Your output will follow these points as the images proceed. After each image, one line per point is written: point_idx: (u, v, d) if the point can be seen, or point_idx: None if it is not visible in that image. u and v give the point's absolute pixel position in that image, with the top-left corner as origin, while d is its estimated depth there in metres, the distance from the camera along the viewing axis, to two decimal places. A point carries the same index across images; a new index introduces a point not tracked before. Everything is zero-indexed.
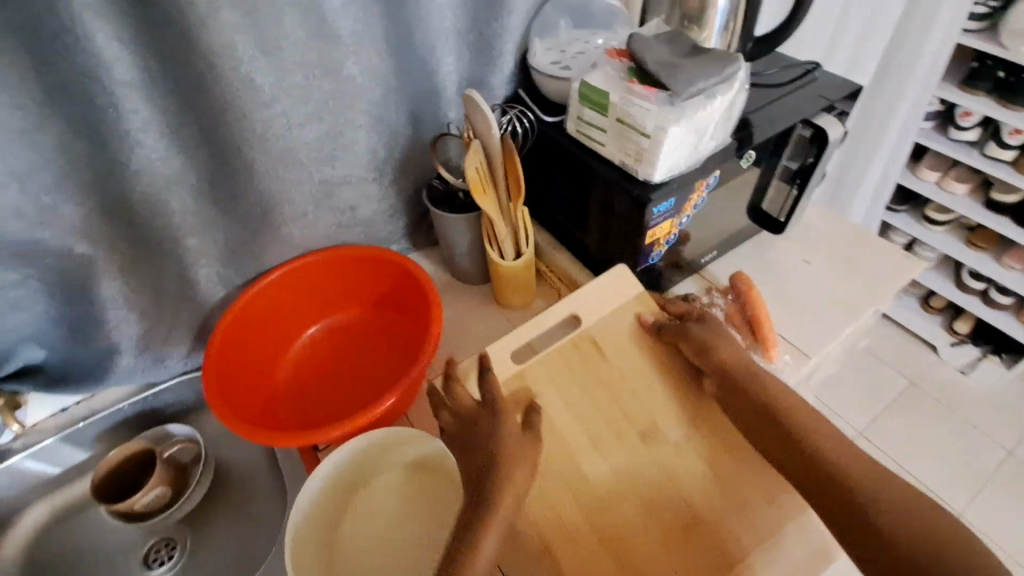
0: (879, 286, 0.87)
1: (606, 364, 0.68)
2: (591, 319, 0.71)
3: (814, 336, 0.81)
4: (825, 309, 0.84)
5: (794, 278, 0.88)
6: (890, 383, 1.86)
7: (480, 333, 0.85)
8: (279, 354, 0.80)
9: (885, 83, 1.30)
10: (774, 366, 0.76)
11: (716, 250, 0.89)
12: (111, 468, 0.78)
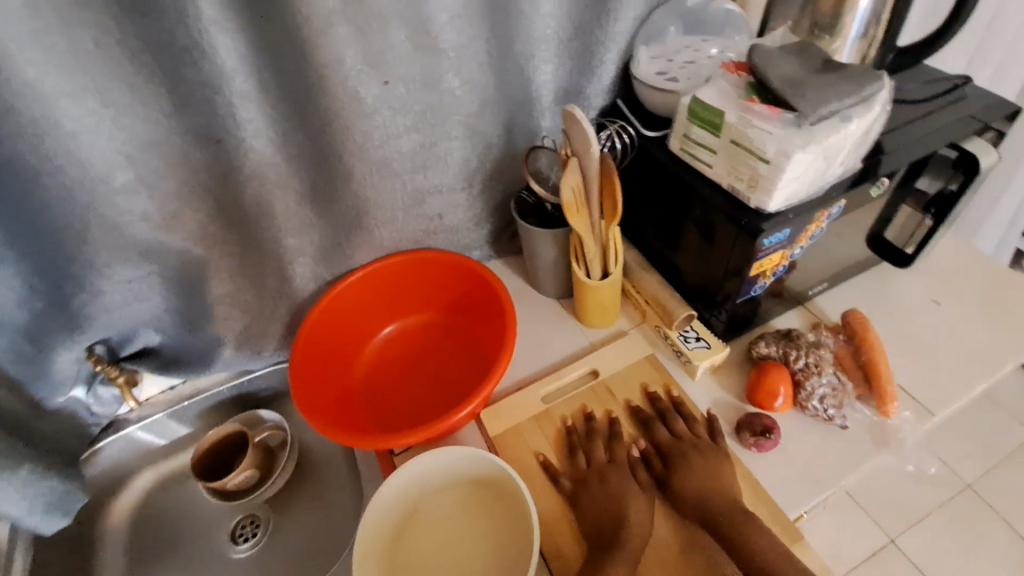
0: None
1: (619, 407, 0.73)
2: (608, 370, 0.76)
3: (944, 390, 0.71)
4: (956, 359, 0.74)
5: (922, 320, 0.78)
6: (1012, 433, 1.65)
7: (560, 349, 0.82)
8: (357, 357, 0.82)
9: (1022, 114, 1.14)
10: (889, 419, 0.68)
11: (827, 282, 0.80)
12: (202, 451, 0.81)
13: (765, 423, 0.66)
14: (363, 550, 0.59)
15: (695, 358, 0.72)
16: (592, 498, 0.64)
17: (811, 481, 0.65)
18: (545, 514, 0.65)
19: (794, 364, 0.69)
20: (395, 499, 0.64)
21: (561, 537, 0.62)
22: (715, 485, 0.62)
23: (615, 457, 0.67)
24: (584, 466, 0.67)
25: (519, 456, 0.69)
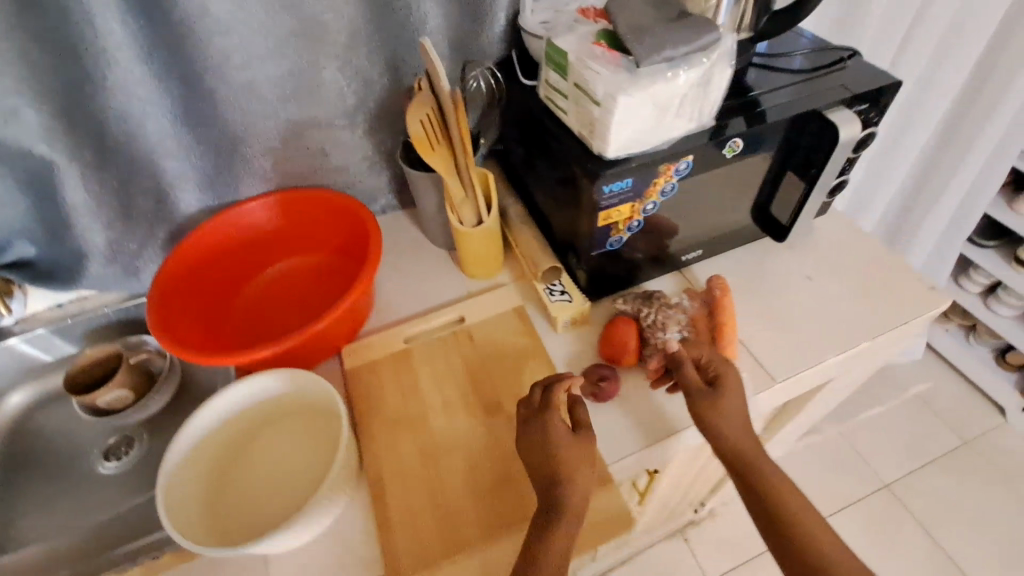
0: (890, 316, 0.76)
1: (476, 352, 0.74)
2: (474, 318, 0.77)
3: (793, 359, 0.71)
4: (814, 330, 0.74)
5: (792, 293, 0.78)
6: (938, 438, 1.67)
7: (437, 296, 0.83)
8: (236, 290, 0.81)
9: (966, 114, 1.18)
10: None
11: (703, 250, 0.81)
12: (79, 368, 0.83)
13: (605, 373, 0.68)
14: (175, 463, 0.59)
15: (555, 310, 0.73)
16: (427, 433, 0.66)
17: (641, 433, 0.66)
18: (376, 447, 0.66)
19: (644, 321, 0.70)
20: (226, 420, 0.64)
21: (389, 468, 0.64)
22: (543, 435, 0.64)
23: (458, 398, 0.69)
24: (427, 402, 0.69)
25: (367, 390, 0.71)
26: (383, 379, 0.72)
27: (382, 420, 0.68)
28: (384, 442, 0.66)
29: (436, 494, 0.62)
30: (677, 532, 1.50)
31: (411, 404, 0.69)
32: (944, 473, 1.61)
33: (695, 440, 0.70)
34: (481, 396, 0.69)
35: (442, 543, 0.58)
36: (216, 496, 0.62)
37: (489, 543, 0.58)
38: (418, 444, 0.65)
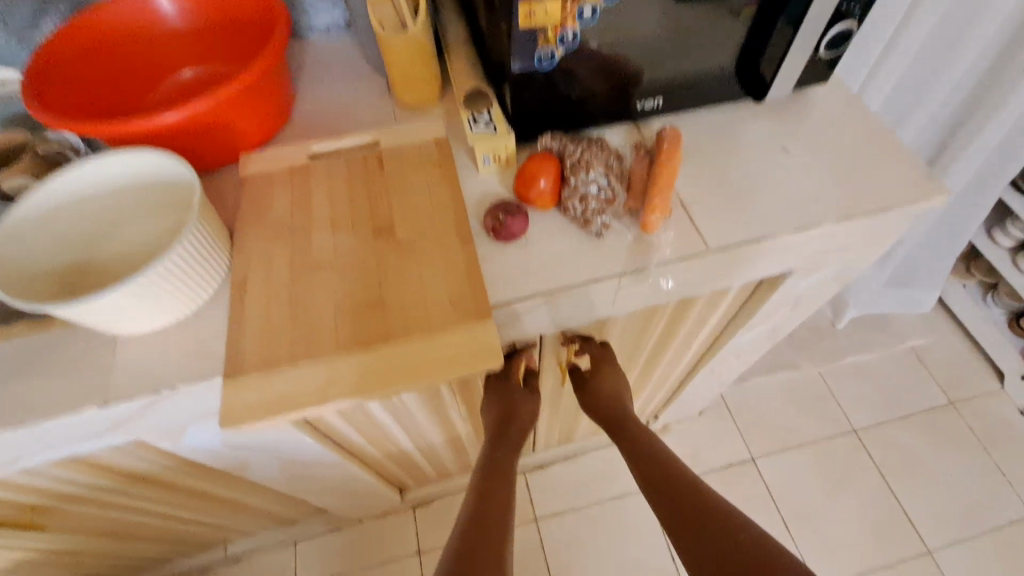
0: (868, 199, 0.64)
1: (380, 176, 0.65)
2: (389, 143, 0.68)
3: (736, 228, 0.61)
4: (770, 202, 0.63)
5: (761, 162, 0.67)
6: (923, 394, 1.58)
7: (360, 119, 0.73)
8: (147, 88, 0.74)
9: None
10: (651, 239, 0.60)
11: (664, 101, 0.68)
12: None
13: (509, 208, 0.60)
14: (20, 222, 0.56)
15: (473, 139, 0.64)
16: (304, 247, 0.60)
17: (539, 276, 0.59)
18: (248, 254, 0.60)
19: (567, 159, 0.61)
20: (90, 198, 0.60)
21: (255, 275, 0.58)
22: (427, 265, 0.58)
23: (347, 218, 0.62)
24: (314, 218, 0.62)
25: (255, 199, 0.64)
26: (275, 190, 0.65)
27: (261, 229, 0.62)
28: (257, 250, 0.60)
29: (293, 302, 0.56)
30: None
31: (296, 218, 0.62)
32: (920, 429, 1.53)
33: (609, 301, 0.62)
34: (372, 218, 0.61)
35: (284, 349, 0.53)
36: (77, 283, 0.58)
37: (332, 357, 0.52)
38: (290, 253, 0.59)
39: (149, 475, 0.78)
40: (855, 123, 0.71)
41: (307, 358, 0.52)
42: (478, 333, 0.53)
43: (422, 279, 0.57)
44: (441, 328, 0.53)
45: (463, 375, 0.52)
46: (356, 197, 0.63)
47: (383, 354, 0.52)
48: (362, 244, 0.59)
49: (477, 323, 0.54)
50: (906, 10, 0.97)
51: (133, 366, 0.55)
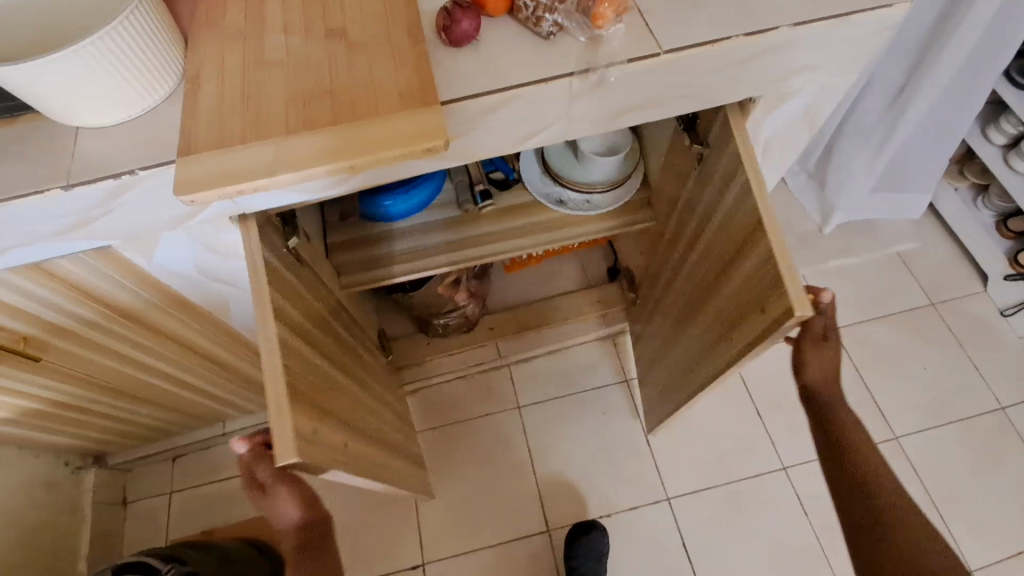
0: (830, 9, 0.63)
1: None
2: None
3: (690, 33, 0.61)
4: (731, 11, 0.63)
5: None
6: (905, 295, 1.59)
7: None
8: None
9: None
10: (600, 37, 0.59)
11: None
12: None
13: (457, 3, 0.59)
14: None
15: None
16: (256, 48, 0.60)
17: (488, 75, 0.59)
18: (201, 57, 0.60)
19: None
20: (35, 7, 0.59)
21: (208, 75, 0.59)
22: (378, 62, 0.58)
23: (300, 24, 0.61)
24: (265, 24, 0.62)
25: (207, 9, 0.63)
26: (227, 0, 0.64)
27: (214, 35, 0.61)
28: (211, 53, 0.60)
29: (244, 94, 0.57)
30: (608, 337, 1.52)
31: (249, 26, 0.62)
32: (899, 328, 1.55)
33: (561, 109, 0.62)
34: (325, 23, 0.61)
35: (234, 132, 0.54)
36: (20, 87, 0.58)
37: (280, 138, 0.54)
38: (244, 53, 0.60)
39: (131, 308, 0.81)
40: None
41: (256, 138, 0.54)
42: (422, 117, 0.54)
43: (371, 74, 0.57)
44: (386, 112, 0.54)
45: (410, 154, 0.53)
46: (309, 5, 0.63)
47: (328, 134, 0.54)
48: (314, 45, 0.60)
49: (421, 109, 0.55)
50: None
51: (94, 152, 0.57)
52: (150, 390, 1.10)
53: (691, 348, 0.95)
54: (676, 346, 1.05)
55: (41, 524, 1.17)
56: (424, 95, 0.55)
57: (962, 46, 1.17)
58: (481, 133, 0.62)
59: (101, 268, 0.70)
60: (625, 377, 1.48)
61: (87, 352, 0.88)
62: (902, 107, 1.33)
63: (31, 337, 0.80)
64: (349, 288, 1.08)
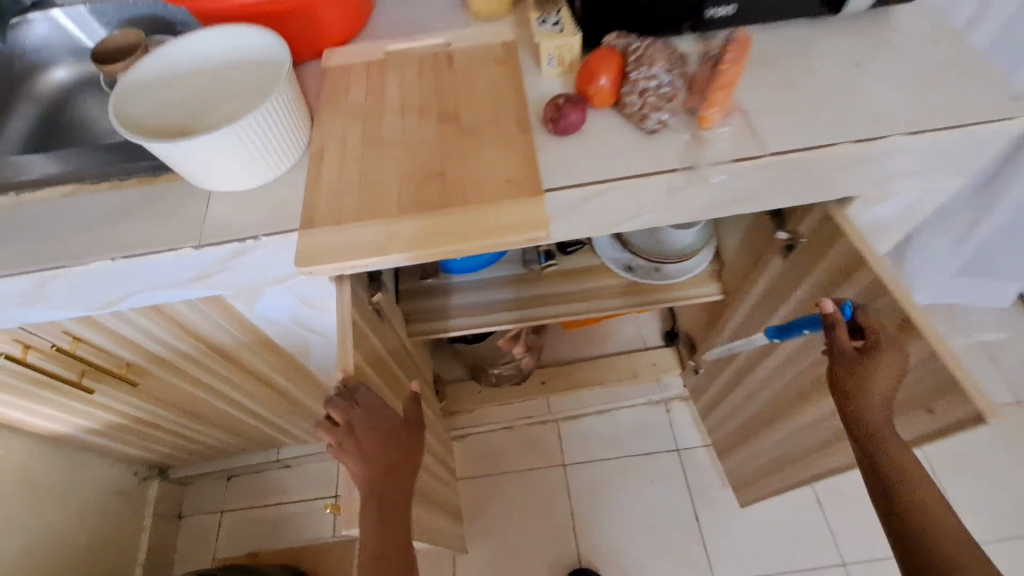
0: (950, 114, 0.61)
1: (450, 74, 0.69)
2: (461, 46, 0.72)
3: (800, 138, 0.60)
4: (839, 113, 0.61)
5: (831, 72, 0.65)
6: (991, 389, 1.49)
7: (435, 28, 0.76)
8: None
9: None
10: (708, 134, 0.60)
11: (738, 9, 0.64)
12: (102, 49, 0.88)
13: (567, 98, 0.61)
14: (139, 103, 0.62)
15: (539, 38, 0.65)
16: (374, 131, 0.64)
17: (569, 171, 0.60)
18: (327, 139, 0.65)
19: (629, 55, 0.61)
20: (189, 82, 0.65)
21: (332, 156, 0.63)
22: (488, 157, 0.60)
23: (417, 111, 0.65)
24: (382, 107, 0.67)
25: (334, 93, 0.69)
26: (350, 85, 0.69)
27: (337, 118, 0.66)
28: (335, 135, 0.65)
29: (361, 175, 0.61)
30: (661, 402, 1.48)
31: (371, 111, 0.66)
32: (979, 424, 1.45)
33: (658, 201, 0.62)
34: (443, 111, 0.65)
35: (355, 208, 0.58)
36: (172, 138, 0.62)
37: (423, 215, 0.56)
38: (363, 133, 0.65)
39: (222, 347, 0.87)
40: (952, 42, 0.66)
41: (353, 219, 0.57)
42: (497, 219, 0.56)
43: (480, 166, 0.59)
44: (481, 194, 0.57)
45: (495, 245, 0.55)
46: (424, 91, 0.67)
47: (441, 215, 0.56)
48: (428, 131, 0.63)
49: (506, 193, 0.57)
50: None
51: (221, 218, 0.62)
52: (219, 415, 1.15)
53: (793, 443, 0.95)
54: (767, 434, 1.04)
55: (104, 529, 1.24)
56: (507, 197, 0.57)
57: None
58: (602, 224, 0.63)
59: (208, 312, 0.76)
60: (675, 447, 1.43)
61: (178, 378, 0.94)
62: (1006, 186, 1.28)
63: (134, 362, 0.87)
64: (415, 337, 1.11)
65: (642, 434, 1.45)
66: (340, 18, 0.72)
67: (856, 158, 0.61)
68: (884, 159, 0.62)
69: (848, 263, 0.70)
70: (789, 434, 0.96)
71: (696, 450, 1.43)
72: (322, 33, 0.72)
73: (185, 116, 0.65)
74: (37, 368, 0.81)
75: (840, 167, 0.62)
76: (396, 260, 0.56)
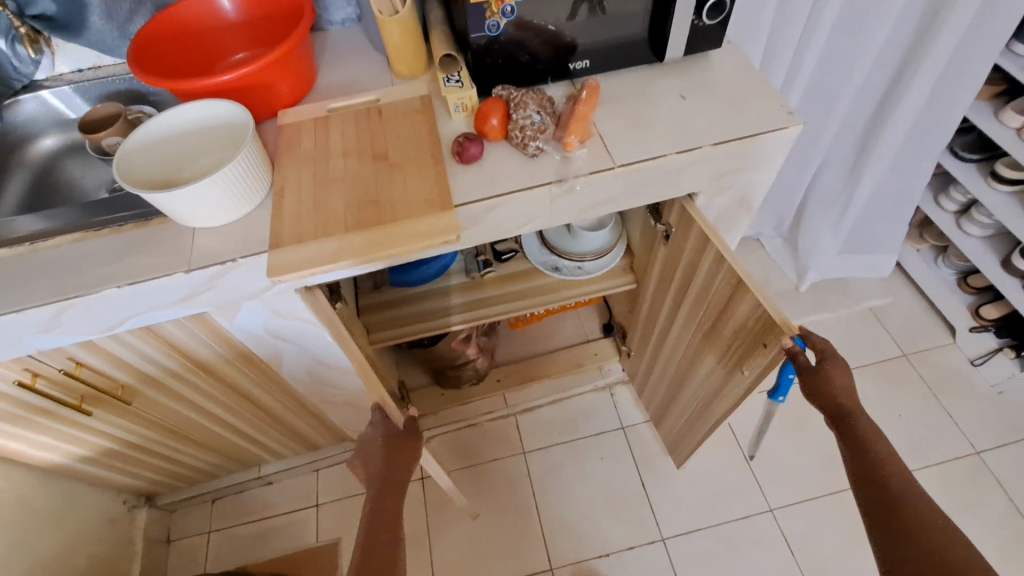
0: (746, 127, 0.84)
1: (379, 123, 0.89)
2: (388, 100, 0.92)
3: (639, 153, 0.82)
4: (668, 133, 0.84)
5: (664, 103, 0.88)
6: (880, 348, 1.74)
7: (367, 87, 0.97)
8: (210, 70, 0.98)
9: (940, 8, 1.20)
10: (574, 153, 0.81)
11: (591, 62, 0.90)
12: (88, 120, 1.05)
13: (468, 135, 0.81)
14: (130, 160, 0.78)
15: (445, 91, 0.85)
16: (324, 173, 0.83)
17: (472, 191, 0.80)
18: (286, 181, 0.83)
19: (511, 101, 0.82)
20: (168, 142, 0.82)
21: (291, 194, 0.81)
22: (412, 184, 0.80)
23: (356, 155, 0.84)
24: (328, 153, 0.85)
25: (288, 145, 0.87)
26: (301, 138, 0.88)
27: (293, 163, 0.85)
28: (292, 176, 0.83)
29: (315, 206, 0.79)
30: (605, 388, 1.67)
31: (319, 157, 0.85)
32: (872, 378, 1.70)
33: (544, 208, 0.83)
34: (375, 152, 0.84)
35: (311, 229, 0.76)
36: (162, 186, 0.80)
37: (364, 230, 0.75)
38: (314, 173, 0.83)
39: (206, 362, 1.02)
40: (749, 76, 0.91)
41: (308, 238, 0.75)
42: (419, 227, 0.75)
43: (406, 191, 0.79)
44: (406, 214, 0.76)
45: (423, 248, 0.74)
46: (361, 140, 0.86)
47: (377, 230, 0.75)
48: (364, 169, 0.82)
49: (426, 211, 0.76)
50: (807, 21, 1.31)
51: (204, 248, 0.79)
52: (204, 433, 1.28)
53: (701, 392, 1.15)
54: (684, 391, 1.23)
55: (98, 554, 1.33)
56: (426, 213, 0.76)
57: (893, 136, 1.42)
58: (505, 225, 0.83)
59: (194, 330, 0.91)
60: (620, 425, 1.62)
61: (166, 396, 1.08)
62: (857, 175, 1.56)
63: (128, 383, 1.00)
64: (377, 342, 1.27)
65: (591, 420, 1.64)
66: (290, 86, 0.92)
67: (685, 163, 0.84)
68: (706, 162, 0.85)
69: (700, 243, 0.92)
70: (698, 386, 1.15)
71: (637, 427, 1.62)
72: (278, 100, 0.92)
73: (170, 175, 0.82)
74: (43, 394, 0.94)
75: (676, 171, 0.84)
76: (346, 268, 0.74)
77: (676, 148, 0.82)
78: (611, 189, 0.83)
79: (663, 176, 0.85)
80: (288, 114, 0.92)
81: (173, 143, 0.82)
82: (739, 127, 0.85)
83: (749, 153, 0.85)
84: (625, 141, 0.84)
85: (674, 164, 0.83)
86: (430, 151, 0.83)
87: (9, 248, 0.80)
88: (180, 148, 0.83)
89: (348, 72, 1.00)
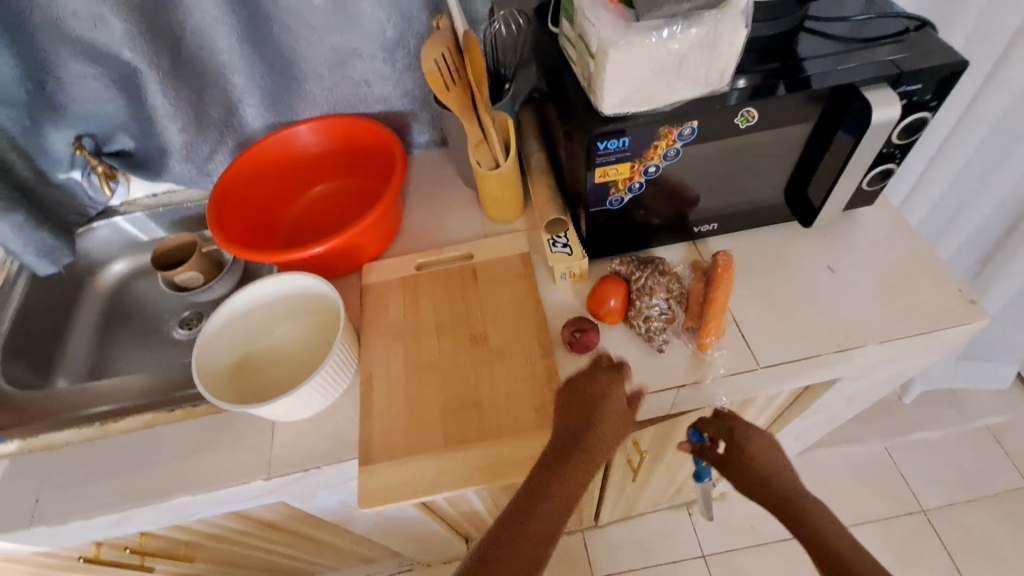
0: (916, 318, 0.70)
1: (474, 290, 0.78)
2: (483, 257, 0.82)
3: (787, 350, 0.69)
4: (818, 321, 0.71)
5: (807, 275, 0.75)
6: (1000, 474, 1.53)
7: (458, 232, 0.87)
8: (289, 206, 0.92)
9: None
10: (709, 350, 0.68)
11: (719, 223, 0.77)
12: (162, 251, 1.00)
13: (582, 324, 0.70)
14: (221, 343, 0.72)
15: (553, 260, 0.74)
16: (415, 357, 0.73)
17: None
18: (371, 364, 0.73)
19: (633, 283, 0.71)
20: (256, 315, 0.76)
21: (378, 383, 0.71)
22: (520, 382, 0.69)
23: (450, 335, 0.74)
24: (418, 327, 0.76)
25: (373, 314, 0.78)
26: (387, 305, 0.78)
27: (380, 340, 0.75)
28: (376, 358, 0.74)
29: (407, 406, 0.69)
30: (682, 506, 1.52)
31: (410, 333, 0.75)
32: (995, 513, 1.47)
33: (670, 408, 0.70)
34: (473, 332, 0.74)
35: (404, 442, 0.66)
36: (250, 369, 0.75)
37: (466, 449, 0.65)
38: (404, 357, 0.73)
39: (271, 523, 0.93)
40: (908, 242, 0.76)
41: (402, 453, 0.65)
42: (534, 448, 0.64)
43: (513, 392, 0.68)
44: (517, 426, 0.65)
45: None
46: (455, 312, 0.76)
47: (485, 450, 0.64)
48: (461, 356, 0.72)
49: (539, 425, 0.65)
50: None
51: (285, 447, 0.70)
52: (261, 561, 1.20)
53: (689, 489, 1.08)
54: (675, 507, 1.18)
55: None
56: (541, 427, 0.65)
57: None
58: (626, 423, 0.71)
59: (263, 507, 0.82)
60: (701, 554, 1.46)
61: (229, 544, 1.00)
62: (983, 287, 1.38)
63: (190, 541, 0.92)
64: None
65: (665, 544, 1.49)
66: (375, 239, 0.83)
67: (841, 360, 0.70)
68: (866, 357, 0.71)
69: None
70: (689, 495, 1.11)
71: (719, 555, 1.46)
72: (361, 254, 0.83)
73: (253, 347, 0.76)
74: (102, 561, 0.87)
75: (829, 367, 0.70)
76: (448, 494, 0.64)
77: (830, 344, 0.69)
78: (749, 388, 0.70)
79: (812, 370, 0.71)
80: (373, 269, 0.83)
81: (263, 317, 0.76)
82: (906, 315, 0.70)
83: (919, 346, 0.70)
84: (765, 331, 0.71)
85: (827, 362, 0.69)
86: (536, 335, 0.72)
87: (78, 430, 0.74)
88: (271, 322, 0.76)
89: (434, 211, 0.91)
